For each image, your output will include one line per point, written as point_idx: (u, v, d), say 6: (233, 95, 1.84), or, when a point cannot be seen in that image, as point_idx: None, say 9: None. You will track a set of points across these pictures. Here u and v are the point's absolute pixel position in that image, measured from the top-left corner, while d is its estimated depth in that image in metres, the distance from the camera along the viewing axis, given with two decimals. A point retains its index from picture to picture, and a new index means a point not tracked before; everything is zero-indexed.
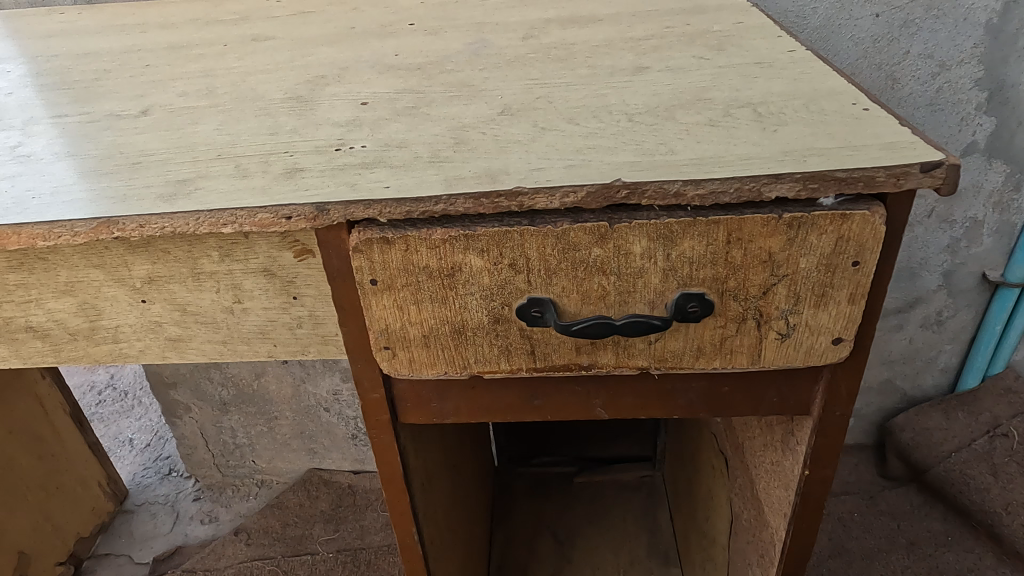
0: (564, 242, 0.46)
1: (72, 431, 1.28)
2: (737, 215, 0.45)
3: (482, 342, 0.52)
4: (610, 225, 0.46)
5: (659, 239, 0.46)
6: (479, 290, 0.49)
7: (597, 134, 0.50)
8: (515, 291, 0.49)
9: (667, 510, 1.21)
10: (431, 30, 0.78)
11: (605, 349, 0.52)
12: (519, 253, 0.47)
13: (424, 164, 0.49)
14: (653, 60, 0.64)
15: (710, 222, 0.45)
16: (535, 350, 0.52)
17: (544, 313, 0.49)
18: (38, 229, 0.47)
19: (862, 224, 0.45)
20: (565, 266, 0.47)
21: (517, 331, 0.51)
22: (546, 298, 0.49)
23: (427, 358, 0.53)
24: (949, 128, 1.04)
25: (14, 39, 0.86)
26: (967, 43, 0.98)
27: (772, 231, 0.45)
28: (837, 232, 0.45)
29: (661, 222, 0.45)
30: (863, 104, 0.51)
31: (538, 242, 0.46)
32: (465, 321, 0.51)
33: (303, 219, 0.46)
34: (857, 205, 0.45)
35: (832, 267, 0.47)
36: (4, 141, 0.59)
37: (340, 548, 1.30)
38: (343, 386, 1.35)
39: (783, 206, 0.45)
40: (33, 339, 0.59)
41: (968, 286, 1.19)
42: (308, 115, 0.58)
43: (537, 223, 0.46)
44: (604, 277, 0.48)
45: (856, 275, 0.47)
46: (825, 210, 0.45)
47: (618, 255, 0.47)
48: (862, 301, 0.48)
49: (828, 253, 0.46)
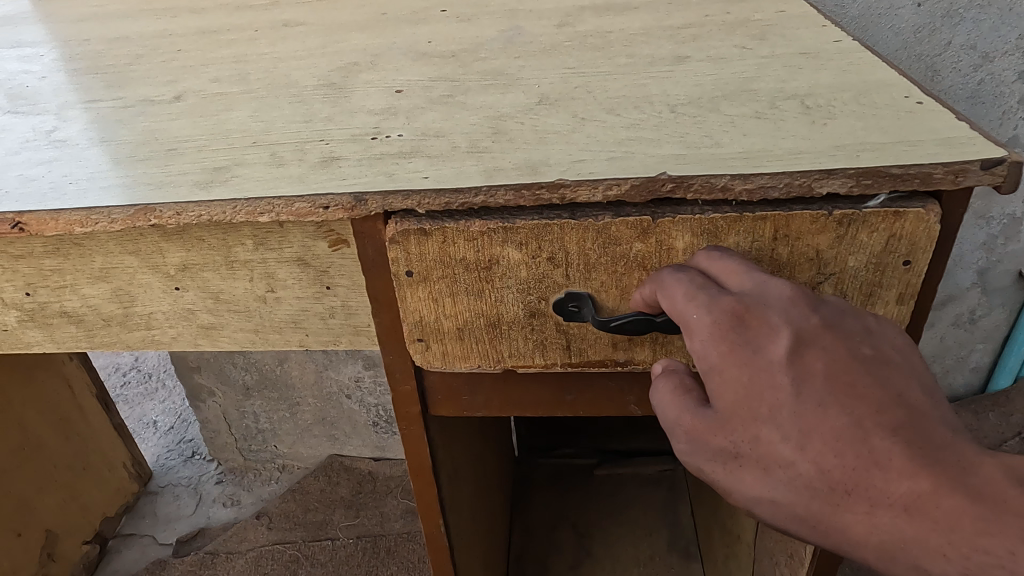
0: (605, 236, 0.45)
1: (97, 412, 1.29)
2: (786, 211, 0.44)
3: (517, 336, 0.51)
4: (653, 220, 0.45)
5: (703, 235, 0.45)
6: (517, 284, 0.48)
7: (639, 126, 0.49)
8: (553, 285, 0.48)
9: (689, 505, 1.20)
10: (464, 17, 0.77)
11: (643, 345, 0.51)
12: (558, 246, 0.46)
13: (462, 154, 0.48)
14: (693, 50, 0.62)
15: (757, 218, 0.44)
16: (570, 345, 0.51)
17: (581, 308, 0.48)
18: (76, 216, 0.47)
19: (916, 222, 0.43)
20: (607, 261, 0.47)
21: (553, 325, 0.50)
22: (584, 292, 0.48)
23: (460, 351, 0.52)
24: (990, 121, 1.01)
25: (46, 23, 0.86)
26: (1012, 34, 0.95)
27: (821, 229, 0.44)
28: (889, 231, 0.44)
29: (705, 217, 0.44)
30: (916, 97, 0.50)
31: (579, 235, 0.46)
32: (500, 315, 0.50)
33: (340, 209, 0.45)
34: (912, 202, 0.43)
35: (882, 266, 0.45)
36: (40, 126, 0.59)
37: (360, 534, 1.31)
38: (365, 373, 1.35)
39: (834, 203, 0.44)
40: (67, 324, 0.59)
41: (1003, 284, 1.16)
42: (342, 102, 0.58)
43: (578, 216, 0.45)
44: (644, 272, 0.47)
45: (906, 275, 0.45)
46: (878, 207, 0.43)
47: (660, 250, 0.46)
48: (911, 300, 0.47)
49: (878, 251, 0.45)
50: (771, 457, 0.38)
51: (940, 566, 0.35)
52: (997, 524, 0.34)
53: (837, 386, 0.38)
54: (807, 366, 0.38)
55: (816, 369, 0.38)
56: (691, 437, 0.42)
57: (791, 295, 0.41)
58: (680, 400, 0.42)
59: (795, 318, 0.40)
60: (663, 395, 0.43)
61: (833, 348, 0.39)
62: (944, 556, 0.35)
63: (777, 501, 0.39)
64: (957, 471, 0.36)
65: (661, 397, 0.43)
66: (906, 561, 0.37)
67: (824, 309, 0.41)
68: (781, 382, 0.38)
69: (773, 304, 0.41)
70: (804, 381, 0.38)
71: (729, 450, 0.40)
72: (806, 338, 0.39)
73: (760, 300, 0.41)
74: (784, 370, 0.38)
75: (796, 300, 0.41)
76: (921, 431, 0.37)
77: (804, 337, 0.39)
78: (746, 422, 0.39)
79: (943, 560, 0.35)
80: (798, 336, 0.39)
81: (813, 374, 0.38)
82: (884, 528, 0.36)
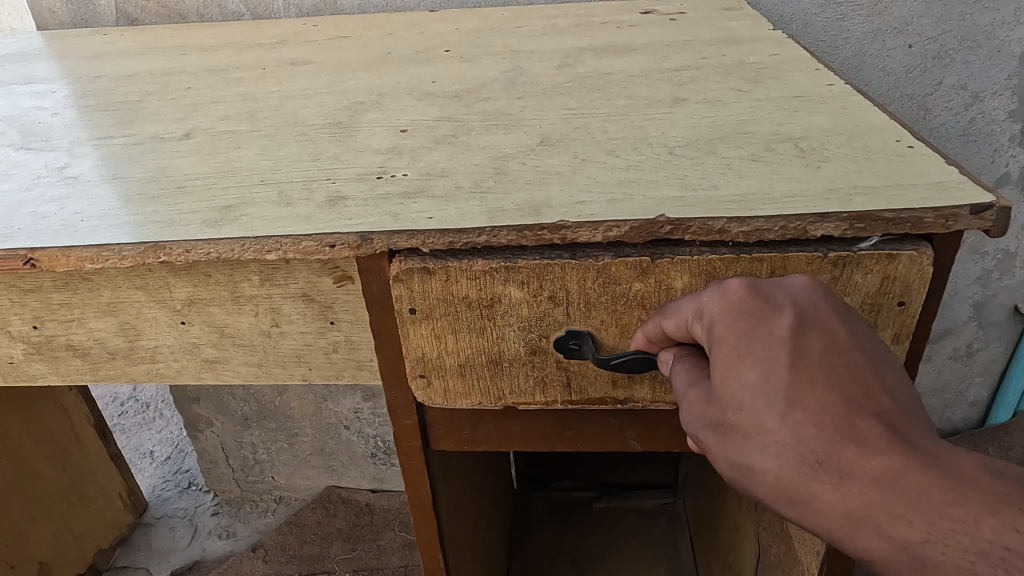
0: (605, 276, 0.47)
1: (94, 442, 1.29)
2: (781, 252, 0.45)
3: (517, 373, 0.52)
4: (652, 260, 0.46)
5: (701, 275, 0.46)
6: (518, 321, 0.49)
7: (638, 167, 0.50)
8: (554, 323, 0.49)
9: (689, 540, 1.19)
10: (467, 57, 0.79)
11: (642, 384, 0.52)
12: (559, 285, 0.47)
13: (465, 195, 0.49)
14: (690, 92, 0.64)
15: (754, 258, 0.45)
16: (570, 383, 0.52)
17: (582, 345, 0.49)
18: (87, 253, 0.48)
19: (909, 265, 0.44)
20: (606, 300, 0.48)
21: (554, 363, 0.51)
22: (584, 330, 0.49)
23: (462, 388, 0.53)
24: (981, 159, 1.03)
25: (58, 60, 0.88)
26: (1001, 75, 0.97)
27: (816, 270, 0.45)
28: (883, 272, 0.45)
29: (703, 258, 0.45)
30: (907, 140, 0.51)
31: (579, 275, 0.47)
32: (501, 352, 0.51)
33: (346, 248, 0.46)
34: (904, 244, 0.44)
35: (877, 306, 0.46)
36: (52, 163, 0.60)
37: (357, 568, 1.29)
38: (364, 403, 1.35)
39: (829, 245, 0.45)
40: (72, 357, 0.60)
41: (999, 318, 1.17)
42: (349, 141, 0.59)
43: (578, 256, 0.46)
44: (643, 311, 0.48)
45: (901, 315, 0.46)
46: (870, 250, 0.44)
47: (660, 289, 0.47)
48: (906, 340, 0.47)
49: (873, 292, 0.46)
50: (754, 423, 0.39)
51: (902, 533, 0.37)
52: (963, 497, 0.36)
53: (832, 362, 0.39)
54: (805, 342, 0.40)
55: (812, 347, 0.40)
56: (687, 407, 0.43)
57: (803, 284, 0.42)
58: (689, 378, 0.44)
59: (802, 302, 0.41)
60: (677, 378, 0.45)
61: (833, 332, 0.40)
62: (909, 523, 0.37)
63: (752, 468, 0.40)
64: (932, 454, 0.37)
65: (677, 376, 0.45)
66: (868, 529, 0.38)
67: (832, 297, 0.42)
68: (778, 353, 0.39)
69: (783, 289, 0.42)
70: (800, 354, 0.39)
71: (717, 416, 0.41)
72: (809, 319, 0.41)
73: (773, 285, 0.42)
74: (783, 343, 0.40)
75: (808, 288, 0.42)
76: (903, 417, 0.39)
77: (807, 319, 0.41)
78: (733, 389, 0.40)
79: (906, 526, 0.37)
80: (801, 317, 0.41)
81: (809, 351, 0.39)
82: (851, 498, 0.37)
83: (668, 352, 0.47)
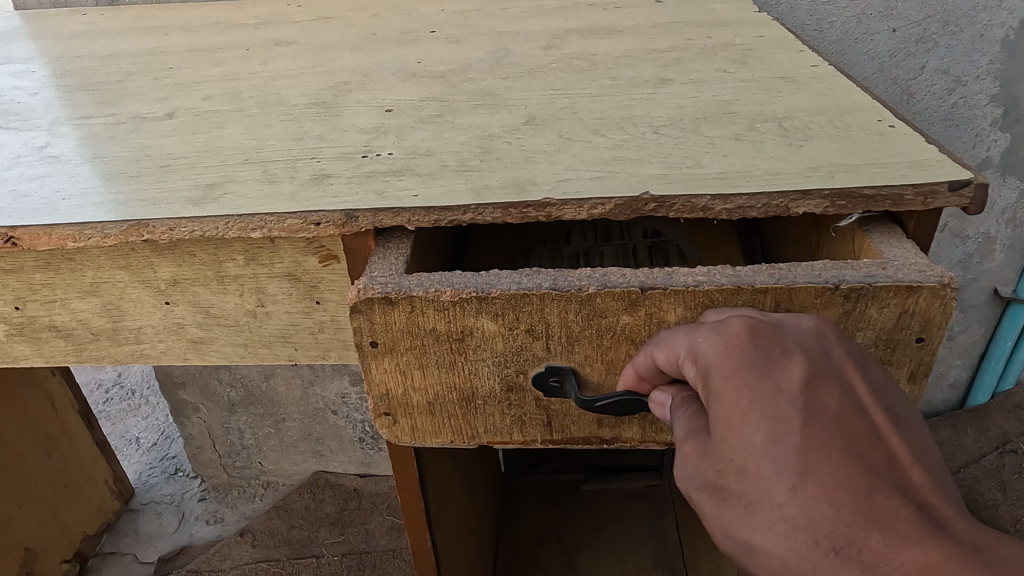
0: (590, 309, 0.45)
1: (79, 428, 1.28)
2: (788, 284, 0.43)
3: (492, 411, 0.51)
4: (642, 292, 0.44)
5: (697, 308, 0.44)
6: (491, 356, 0.48)
7: (623, 147, 0.51)
8: (532, 358, 0.48)
9: (675, 521, 1.21)
10: (453, 38, 0.79)
11: (630, 424, 0.51)
12: (537, 318, 0.46)
13: (451, 173, 0.49)
14: (676, 73, 0.64)
15: (756, 290, 0.43)
16: (551, 422, 0.51)
17: (564, 382, 0.48)
18: (68, 231, 0.47)
19: (930, 297, 0.43)
20: (590, 334, 0.46)
21: (532, 401, 0.50)
22: (566, 366, 0.48)
23: (432, 426, 0.52)
24: (963, 143, 1.04)
25: (36, 40, 0.87)
26: (983, 59, 0.98)
27: (827, 302, 0.43)
28: (901, 306, 0.43)
29: (700, 290, 0.44)
30: (888, 120, 0.52)
31: (560, 308, 0.45)
32: (475, 389, 0.50)
33: (331, 225, 0.46)
34: (927, 276, 0.43)
35: (893, 343, 0.45)
36: (31, 142, 0.59)
37: (345, 551, 1.30)
38: (352, 389, 1.35)
39: (841, 277, 0.43)
40: (55, 338, 0.59)
41: (979, 301, 1.19)
42: (333, 121, 0.59)
43: (559, 287, 0.45)
44: (632, 345, 0.47)
45: (920, 352, 0.45)
46: (889, 283, 0.42)
47: (650, 322, 0.45)
48: (922, 378, 0.46)
49: (889, 327, 0.44)
50: (759, 494, 0.35)
51: None
52: None
53: (847, 424, 0.36)
54: (818, 402, 0.36)
55: (826, 407, 0.36)
56: (684, 468, 0.39)
57: (811, 327, 0.40)
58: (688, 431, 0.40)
59: (814, 353, 0.39)
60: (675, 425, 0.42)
61: (847, 391, 0.37)
62: None
63: (756, 546, 0.36)
64: (974, 547, 0.32)
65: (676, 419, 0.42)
66: None
67: (843, 346, 0.40)
68: (788, 413, 0.36)
69: (793, 339, 0.39)
70: (812, 414, 0.36)
71: (718, 483, 0.37)
72: (821, 374, 0.38)
73: (780, 331, 0.40)
74: (793, 401, 0.36)
75: (818, 334, 0.40)
76: (934, 497, 0.34)
77: (819, 373, 0.38)
78: (735, 451, 0.36)
79: None
80: (813, 370, 0.38)
81: (823, 411, 0.36)
82: None
83: (665, 394, 0.45)
